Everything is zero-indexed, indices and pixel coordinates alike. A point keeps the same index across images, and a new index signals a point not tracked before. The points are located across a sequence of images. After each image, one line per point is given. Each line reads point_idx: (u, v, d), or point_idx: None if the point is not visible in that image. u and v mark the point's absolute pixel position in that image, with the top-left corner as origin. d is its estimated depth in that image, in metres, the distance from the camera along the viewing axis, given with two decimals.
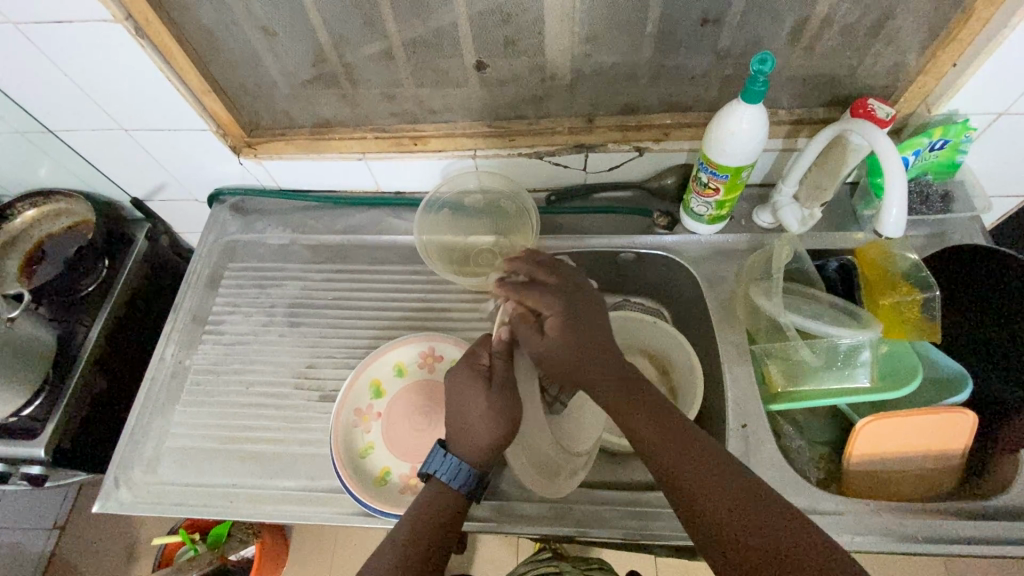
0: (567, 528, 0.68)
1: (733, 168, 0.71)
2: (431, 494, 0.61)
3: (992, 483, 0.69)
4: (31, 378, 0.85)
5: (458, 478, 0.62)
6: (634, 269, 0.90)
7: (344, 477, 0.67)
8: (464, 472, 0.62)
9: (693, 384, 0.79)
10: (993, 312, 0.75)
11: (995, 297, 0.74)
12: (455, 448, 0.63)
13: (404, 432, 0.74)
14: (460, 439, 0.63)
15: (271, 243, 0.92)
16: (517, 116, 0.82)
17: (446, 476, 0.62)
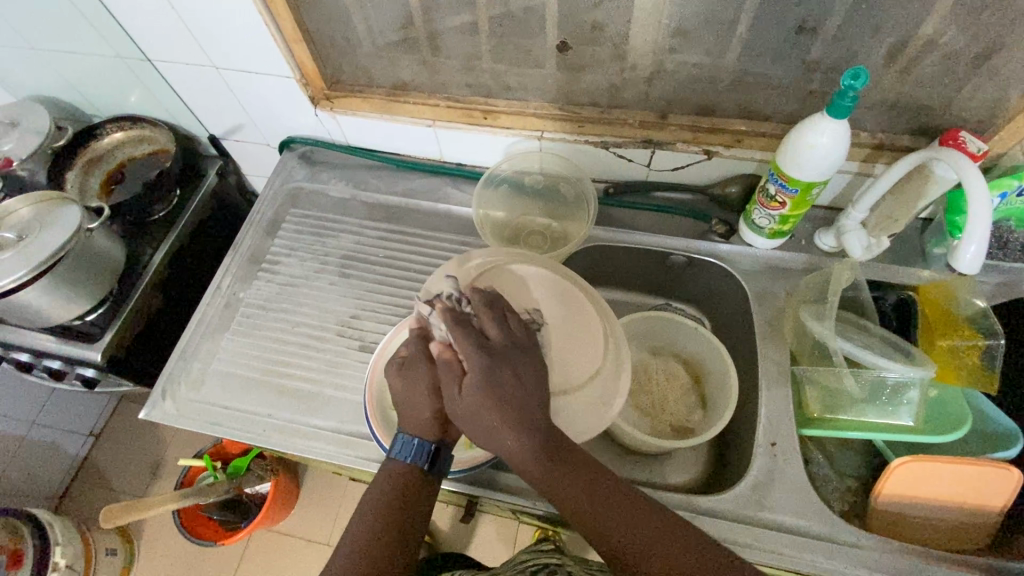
0: None
1: (804, 182, 0.69)
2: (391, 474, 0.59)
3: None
4: (99, 286, 0.90)
5: (412, 454, 0.59)
6: (682, 273, 0.89)
7: (371, 421, 0.69)
8: (416, 445, 0.59)
9: (725, 394, 0.77)
10: None
11: None
12: (404, 425, 0.60)
13: None
14: (405, 419, 0.60)
15: (331, 195, 0.96)
16: (590, 103, 0.82)
17: (400, 454, 0.60)
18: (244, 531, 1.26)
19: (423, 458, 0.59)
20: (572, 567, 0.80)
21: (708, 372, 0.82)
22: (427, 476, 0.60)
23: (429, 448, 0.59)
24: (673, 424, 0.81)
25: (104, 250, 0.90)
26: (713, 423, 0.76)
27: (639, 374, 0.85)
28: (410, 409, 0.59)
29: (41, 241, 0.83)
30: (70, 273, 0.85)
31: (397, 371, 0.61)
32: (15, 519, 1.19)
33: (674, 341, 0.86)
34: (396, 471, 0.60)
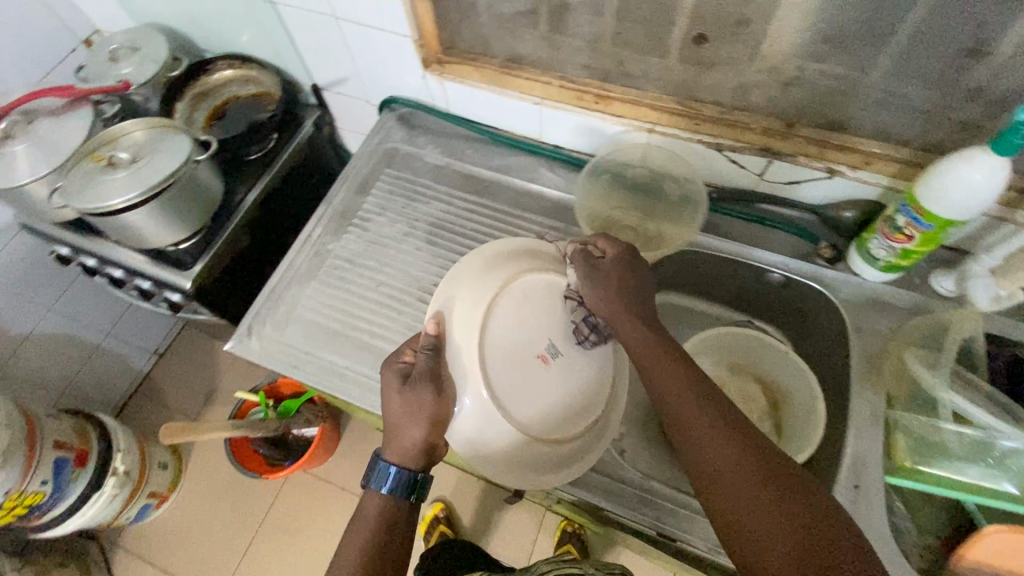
0: (646, 519, 0.68)
1: (943, 219, 0.64)
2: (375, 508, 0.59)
3: None
4: (198, 217, 0.94)
5: (394, 483, 0.59)
6: (774, 292, 0.86)
7: None
8: (394, 476, 0.59)
9: (807, 427, 0.74)
10: None
11: None
12: (384, 454, 0.60)
13: None
14: (391, 446, 0.60)
15: (426, 160, 0.95)
16: (712, 101, 0.78)
17: (382, 483, 0.59)
18: (288, 470, 1.32)
19: (404, 488, 0.59)
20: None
21: (788, 399, 0.79)
22: (408, 502, 0.60)
23: (407, 478, 0.59)
24: None
25: (206, 183, 0.93)
26: (790, 454, 0.74)
27: None
28: (405, 420, 0.59)
29: (152, 166, 0.86)
30: (175, 201, 0.89)
31: (399, 382, 0.60)
32: (85, 420, 1.26)
33: (756, 361, 0.83)
34: (373, 501, 0.59)
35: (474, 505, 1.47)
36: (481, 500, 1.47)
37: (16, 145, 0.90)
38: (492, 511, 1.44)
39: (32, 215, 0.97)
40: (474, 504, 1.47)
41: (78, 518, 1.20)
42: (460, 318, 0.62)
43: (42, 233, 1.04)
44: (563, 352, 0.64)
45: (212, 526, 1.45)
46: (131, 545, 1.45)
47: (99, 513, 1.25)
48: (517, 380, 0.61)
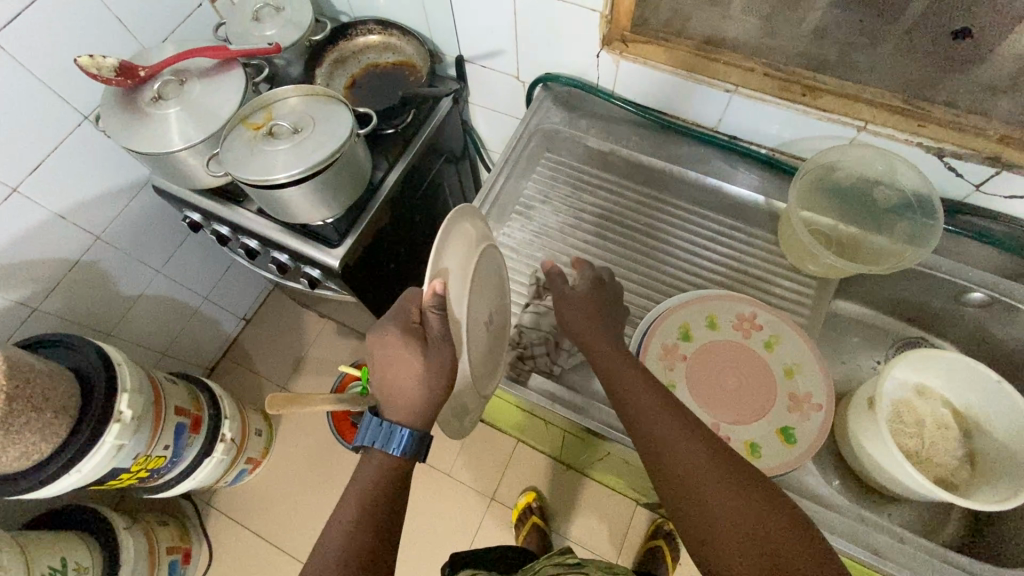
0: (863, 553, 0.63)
1: None
2: (375, 466, 0.57)
3: None
4: (350, 194, 0.90)
5: (396, 444, 0.56)
6: (968, 312, 0.80)
7: None
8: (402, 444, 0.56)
9: (1013, 464, 0.70)
10: None
11: None
12: (383, 411, 0.58)
13: (709, 388, 0.68)
14: (392, 405, 0.57)
15: (587, 146, 0.90)
16: (943, 102, 0.71)
17: (382, 443, 0.56)
18: None
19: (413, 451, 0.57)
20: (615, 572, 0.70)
21: (988, 431, 0.74)
22: (411, 459, 0.58)
23: (413, 443, 0.57)
24: (937, 475, 0.75)
25: (361, 159, 0.89)
26: (1001, 491, 0.68)
27: (901, 412, 0.77)
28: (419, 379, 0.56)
29: (316, 138, 0.82)
30: (334, 176, 0.84)
31: (416, 346, 0.56)
32: (195, 386, 1.26)
33: (949, 385, 0.77)
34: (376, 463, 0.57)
35: (563, 491, 1.46)
36: (569, 487, 1.47)
37: (168, 108, 0.86)
38: (582, 500, 1.45)
39: (175, 182, 0.94)
40: (562, 492, 1.46)
41: (188, 481, 1.21)
42: (462, 282, 0.60)
43: (178, 198, 1.01)
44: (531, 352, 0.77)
45: (304, 495, 1.46)
46: (223, 506, 1.46)
47: (205, 477, 1.26)
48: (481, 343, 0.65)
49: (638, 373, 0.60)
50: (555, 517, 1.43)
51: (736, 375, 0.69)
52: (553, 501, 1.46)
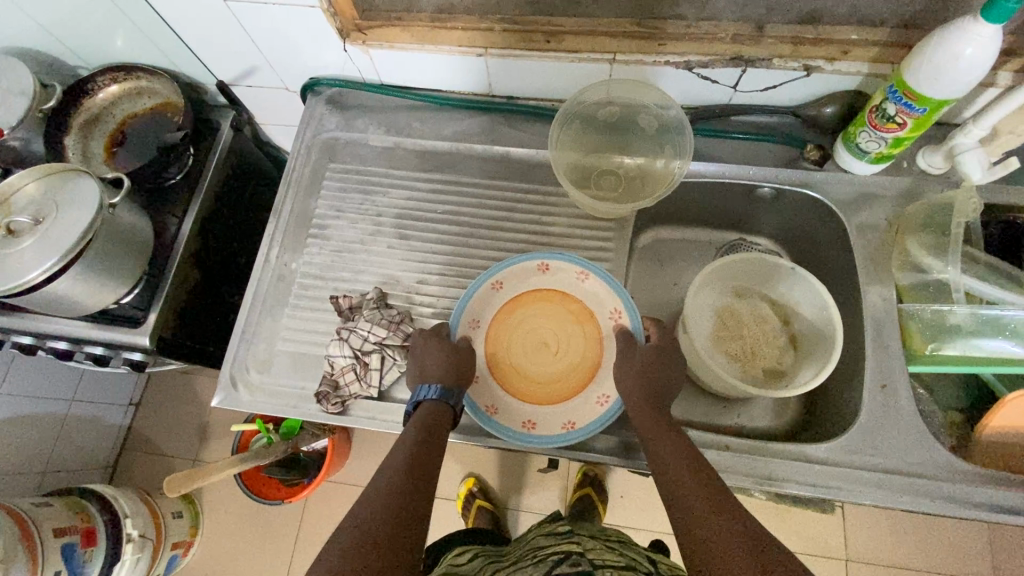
0: None
1: (936, 101, 0.61)
2: (430, 417, 0.63)
3: None
4: (137, 267, 0.83)
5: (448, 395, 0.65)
6: (764, 205, 0.83)
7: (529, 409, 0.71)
8: (440, 386, 0.65)
9: (818, 341, 0.75)
10: None
11: None
12: (433, 376, 0.66)
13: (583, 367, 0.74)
14: (446, 373, 0.66)
15: (371, 145, 0.85)
16: (673, 16, 0.71)
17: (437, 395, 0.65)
18: (308, 490, 1.29)
19: (448, 399, 0.65)
20: (594, 553, 0.67)
21: (798, 313, 0.79)
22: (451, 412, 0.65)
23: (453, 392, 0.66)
24: (766, 367, 0.79)
25: (133, 226, 0.81)
26: (815, 366, 0.73)
27: (726, 318, 0.81)
28: (464, 366, 0.68)
29: (63, 223, 0.73)
30: (105, 257, 0.77)
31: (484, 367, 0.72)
32: (78, 497, 1.18)
33: (763, 281, 0.81)
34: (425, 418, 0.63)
35: (500, 468, 1.48)
36: (505, 462, 1.49)
37: None
38: (520, 471, 1.48)
39: None
40: (499, 468, 1.48)
41: None
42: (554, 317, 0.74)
43: None
44: (373, 371, 0.70)
45: (244, 559, 1.41)
46: None
47: None
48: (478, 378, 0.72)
49: (667, 427, 0.62)
50: (499, 495, 1.46)
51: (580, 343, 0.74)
52: (493, 480, 1.47)
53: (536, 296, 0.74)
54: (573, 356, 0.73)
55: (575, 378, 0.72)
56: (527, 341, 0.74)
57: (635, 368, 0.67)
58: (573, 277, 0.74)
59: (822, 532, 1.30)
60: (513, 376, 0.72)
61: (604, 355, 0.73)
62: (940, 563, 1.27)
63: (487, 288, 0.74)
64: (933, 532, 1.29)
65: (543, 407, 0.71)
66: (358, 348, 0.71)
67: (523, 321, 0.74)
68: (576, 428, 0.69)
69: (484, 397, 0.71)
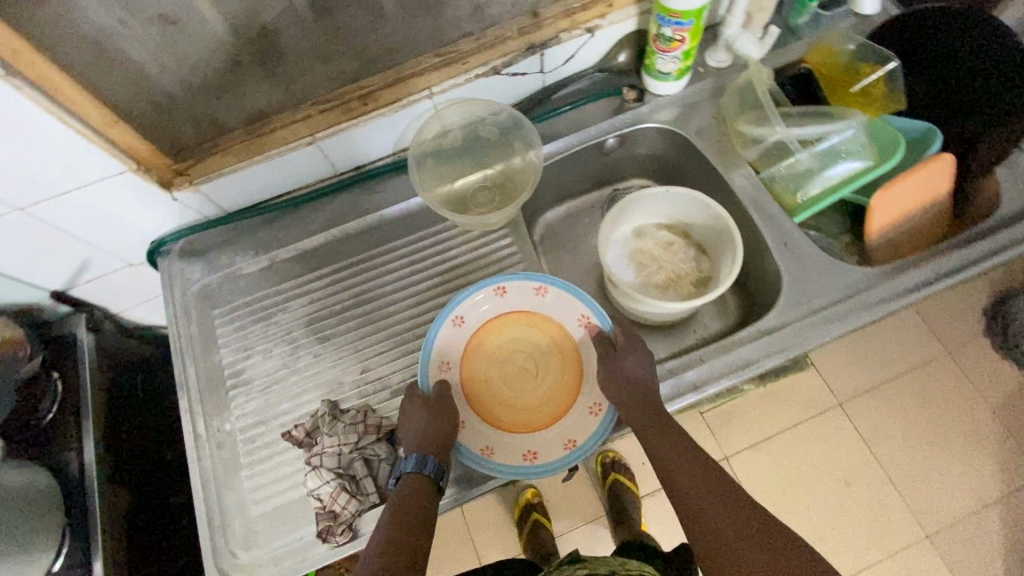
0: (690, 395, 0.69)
1: (695, 11, 0.71)
2: (412, 494, 0.62)
3: (976, 208, 0.79)
4: (53, 523, 0.72)
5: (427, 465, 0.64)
6: (617, 154, 0.91)
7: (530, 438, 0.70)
8: (416, 456, 0.64)
9: (717, 237, 0.83)
10: (931, 68, 0.82)
11: (923, 53, 0.82)
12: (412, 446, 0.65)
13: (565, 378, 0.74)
14: (425, 441, 0.65)
15: (247, 273, 0.81)
16: (462, 35, 0.76)
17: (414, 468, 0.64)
18: None
19: (425, 469, 0.64)
20: None
21: (691, 224, 0.87)
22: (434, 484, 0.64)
23: (435, 459, 0.64)
24: (693, 280, 0.86)
25: (28, 483, 0.70)
26: (726, 259, 0.81)
27: (642, 261, 0.87)
28: (443, 426, 0.66)
29: None
30: (11, 532, 0.66)
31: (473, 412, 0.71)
32: None
33: (651, 213, 0.88)
34: (405, 491, 0.63)
35: None
36: None
37: None
38: None
39: None
40: None
41: None
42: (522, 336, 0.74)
43: None
44: (362, 480, 0.66)
45: None
46: None
47: None
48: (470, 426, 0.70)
49: (662, 427, 0.65)
50: None
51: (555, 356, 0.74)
52: None
53: (502, 320, 0.74)
54: (553, 373, 0.73)
55: (563, 395, 0.72)
56: (506, 370, 0.74)
57: (618, 380, 0.67)
58: (531, 294, 0.74)
59: (808, 391, 1.43)
60: (501, 409, 0.72)
61: (587, 364, 0.73)
62: (901, 363, 1.44)
63: (452, 325, 0.73)
64: (882, 339, 1.46)
65: (538, 433, 0.71)
66: (337, 469, 0.66)
67: (497, 348, 0.74)
68: (578, 446, 0.69)
69: (478, 440, 0.70)
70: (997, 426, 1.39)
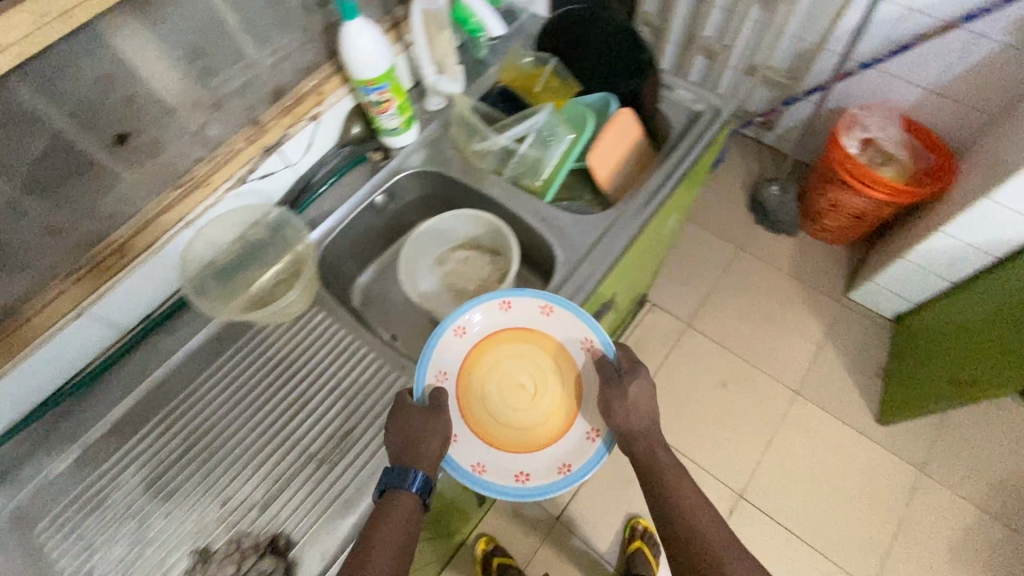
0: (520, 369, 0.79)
1: (385, 74, 0.85)
2: (403, 510, 0.67)
3: (659, 136, 1.02)
4: None
5: (416, 483, 0.68)
6: (391, 206, 1.01)
7: (523, 443, 0.78)
8: (406, 471, 0.68)
9: (498, 236, 0.94)
10: (584, 48, 1.02)
11: (574, 41, 1.03)
12: (400, 458, 0.69)
13: (558, 396, 0.81)
14: (411, 455, 0.69)
15: (60, 473, 0.75)
16: (195, 161, 0.81)
17: (404, 484, 0.68)
18: None
19: (415, 486, 0.68)
20: None
21: (476, 235, 0.97)
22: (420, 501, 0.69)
23: (426, 475, 0.69)
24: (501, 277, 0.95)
25: None
26: (512, 250, 0.91)
27: (452, 281, 0.97)
28: (427, 446, 0.70)
29: None
30: None
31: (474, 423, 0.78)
32: None
33: (441, 240, 0.98)
34: (394, 506, 0.67)
35: None
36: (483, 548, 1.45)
37: None
38: None
39: None
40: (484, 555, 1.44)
41: None
42: (524, 352, 0.82)
43: None
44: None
45: None
46: None
47: None
48: (467, 441, 0.77)
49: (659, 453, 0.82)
50: None
51: (552, 377, 0.82)
52: None
53: (503, 336, 0.82)
54: (552, 397, 0.81)
55: (557, 417, 0.80)
56: (504, 385, 0.81)
57: (626, 412, 0.78)
58: (536, 315, 0.82)
59: (662, 325, 1.72)
60: (492, 424, 0.78)
61: (585, 391, 0.81)
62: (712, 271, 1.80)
63: (454, 335, 0.80)
64: (689, 261, 1.82)
65: (528, 453, 0.78)
66: None
67: (495, 363, 0.82)
68: (573, 469, 0.76)
69: (470, 456, 0.76)
70: (793, 285, 1.77)
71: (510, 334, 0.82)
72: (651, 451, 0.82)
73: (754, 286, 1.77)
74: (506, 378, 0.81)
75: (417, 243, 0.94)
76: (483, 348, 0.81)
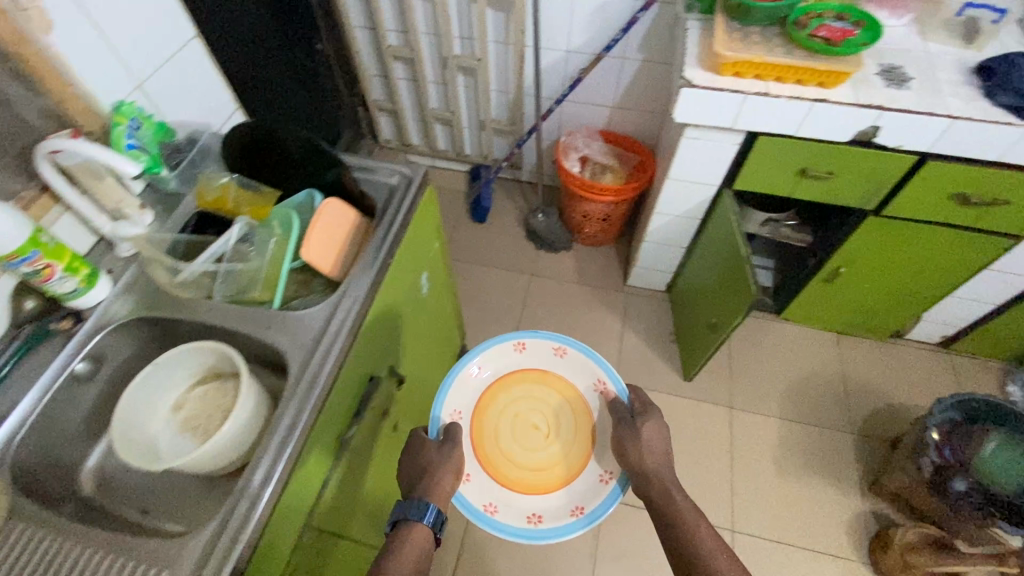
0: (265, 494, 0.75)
1: (27, 243, 0.79)
2: (412, 535, 0.90)
3: (367, 207, 1.07)
4: None
5: (428, 514, 0.92)
6: (104, 370, 0.92)
7: (512, 475, 1.07)
8: (420, 505, 0.92)
9: (225, 359, 0.89)
10: (267, 155, 1.05)
11: (255, 152, 1.06)
12: (419, 495, 0.94)
13: (539, 437, 1.11)
14: (426, 490, 0.95)
15: None
16: None
17: (418, 515, 0.91)
18: None
19: (425, 517, 0.91)
20: None
21: (209, 363, 0.91)
22: (428, 530, 0.91)
23: (438, 509, 0.93)
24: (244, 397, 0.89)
25: None
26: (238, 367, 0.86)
27: (194, 423, 0.90)
28: (444, 482, 0.97)
29: None
30: None
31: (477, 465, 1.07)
32: None
33: (168, 385, 0.90)
34: (412, 531, 0.90)
35: None
36: None
37: None
38: None
39: None
40: None
41: None
42: (545, 398, 1.14)
43: None
44: None
45: None
46: None
47: None
48: (478, 486, 1.05)
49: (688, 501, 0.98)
50: None
51: (560, 421, 1.12)
52: None
53: (502, 383, 1.15)
54: (575, 444, 1.10)
55: (573, 456, 1.09)
56: (515, 424, 1.12)
57: (663, 479, 1.00)
58: (552, 355, 1.17)
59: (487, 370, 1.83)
60: (503, 465, 1.08)
61: (594, 436, 1.11)
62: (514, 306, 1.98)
63: (468, 381, 1.14)
64: (487, 304, 1.98)
65: (538, 496, 1.06)
66: None
67: (499, 410, 1.13)
68: (584, 510, 1.03)
69: (483, 498, 1.04)
70: (583, 290, 2.00)
71: (505, 380, 1.15)
72: (664, 488, 0.99)
73: (556, 301, 1.98)
74: (522, 421, 1.12)
75: (138, 398, 0.86)
76: (497, 398, 1.14)
